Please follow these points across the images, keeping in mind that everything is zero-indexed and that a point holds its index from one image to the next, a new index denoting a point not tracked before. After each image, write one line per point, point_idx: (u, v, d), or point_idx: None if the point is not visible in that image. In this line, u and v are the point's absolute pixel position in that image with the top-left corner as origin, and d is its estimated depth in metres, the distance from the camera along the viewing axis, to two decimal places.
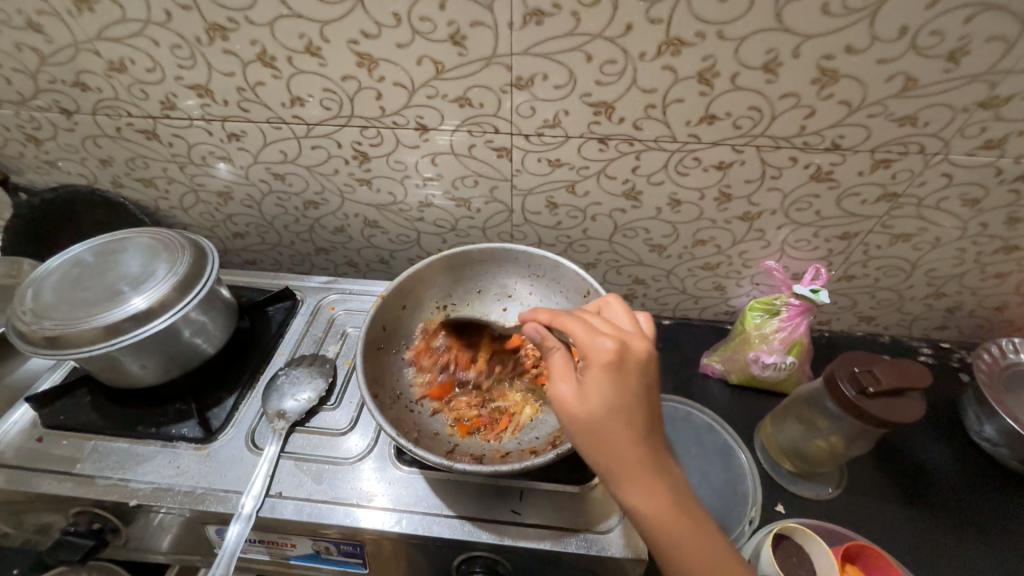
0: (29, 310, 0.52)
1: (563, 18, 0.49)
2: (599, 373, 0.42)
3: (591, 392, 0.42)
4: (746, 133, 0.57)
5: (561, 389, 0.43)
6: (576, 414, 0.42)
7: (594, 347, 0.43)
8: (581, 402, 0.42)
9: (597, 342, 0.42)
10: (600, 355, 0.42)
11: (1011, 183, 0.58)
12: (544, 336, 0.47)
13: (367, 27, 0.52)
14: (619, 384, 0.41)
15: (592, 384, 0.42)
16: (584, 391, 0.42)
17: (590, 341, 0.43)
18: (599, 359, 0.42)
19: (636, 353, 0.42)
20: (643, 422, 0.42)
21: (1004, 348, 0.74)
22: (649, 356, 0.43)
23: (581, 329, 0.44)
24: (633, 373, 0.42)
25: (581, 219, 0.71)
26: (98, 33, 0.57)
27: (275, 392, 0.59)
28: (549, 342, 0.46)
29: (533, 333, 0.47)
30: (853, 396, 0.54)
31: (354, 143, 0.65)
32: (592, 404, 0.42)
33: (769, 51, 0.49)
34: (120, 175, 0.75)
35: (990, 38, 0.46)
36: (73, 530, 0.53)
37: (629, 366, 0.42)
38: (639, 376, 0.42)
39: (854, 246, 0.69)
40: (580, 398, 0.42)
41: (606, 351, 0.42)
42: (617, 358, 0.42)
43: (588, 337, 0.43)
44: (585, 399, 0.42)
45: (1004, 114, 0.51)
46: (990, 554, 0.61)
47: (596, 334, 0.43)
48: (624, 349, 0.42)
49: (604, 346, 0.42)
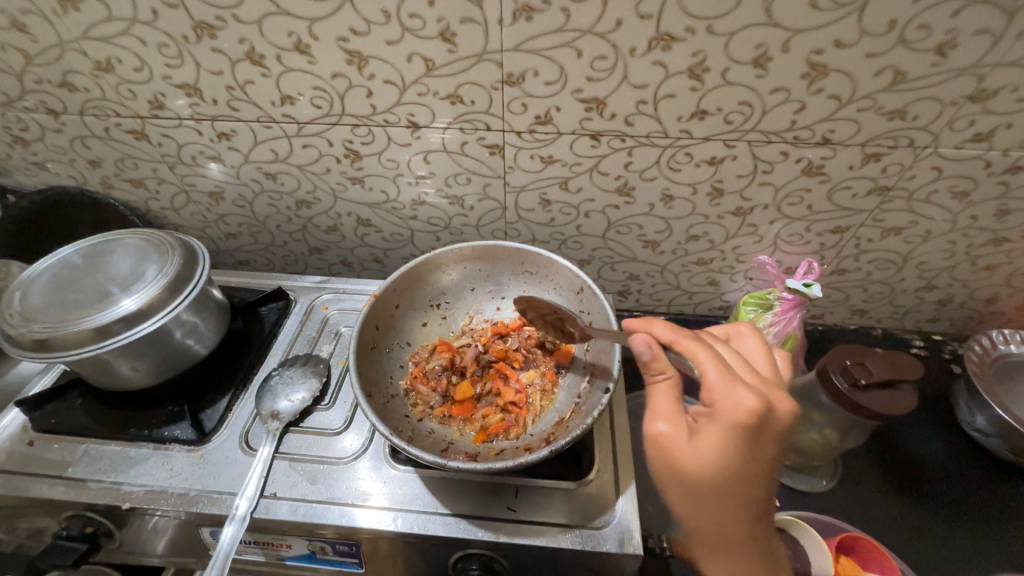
0: (17, 313, 0.52)
1: (553, 14, 0.49)
2: (722, 429, 0.39)
3: (706, 444, 0.40)
4: (736, 128, 0.57)
5: (663, 427, 0.41)
6: (680, 460, 0.40)
7: (725, 399, 0.40)
8: (690, 451, 0.40)
9: (734, 396, 0.39)
10: (731, 411, 0.39)
11: (1001, 175, 0.58)
12: (655, 355, 0.43)
13: (356, 25, 0.52)
14: (739, 446, 0.39)
15: (709, 440, 0.40)
16: (697, 442, 0.40)
17: (723, 393, 0.40)
18: (731, 417, 0.39)
19: (770, 414, 0.40)
20: (748, 489, 0.41)
21: (995, 339, 0.74)
22: (780, 419, 0.41)
23: (714, 375, 0.41)
24: (761, 436, 0.40)
25: (574, 215, 0.71)
26: (84, 32, 0.56)
27: (268, 392, 0.59)
28: (660, 366, 0.43)
29: (643, 349, 0.43)
30: (845, 388, 0.54)
31: (345, 142, 0.64)
32: (703, 458, 0.40)
33: (758, 46, 0.49)
34: (109, 176, 0.74)
35: (977, 31, 0.46)
36: (65, 535, 0.52)
37: (759, 429, 0.39)
38: (770, 443, 0.40)
39: (846, 239, 0.69)
40: (690, 447, 0.40)
41: (742, 409, 0.39)
42: (750, 419, 0.39)
43: (721, 386, 0.40)
44: (697, 449, 0.40)
45: (992, 107, 0.52)
46: (983, 545, 0.61)
47: (735, 387, 0.40)
48: (761, 411, 0.39)
49: (740, 403, 0.39)
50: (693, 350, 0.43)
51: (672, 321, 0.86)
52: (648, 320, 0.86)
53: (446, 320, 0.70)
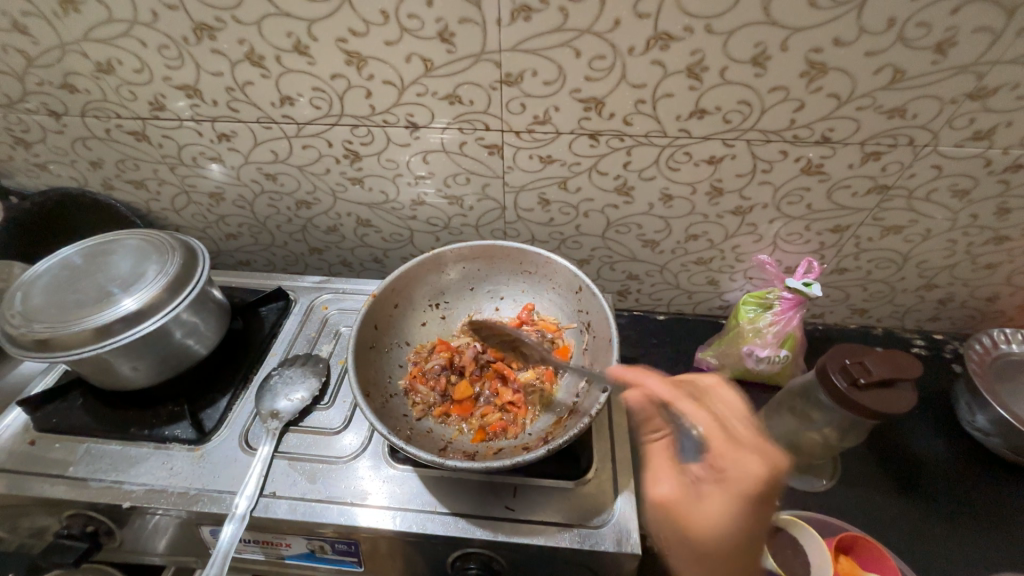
0: (18, 313, 0.52)
1: (551, 14, 0.49)
2: (724, 496, 0.43)
3: (710, 509, 0.43)
4: (735, 127, 0.57)
5: (664, 489, 0.46)
6: (684, 523, 0.44)
7: (733, 469, 0.44)
8: (693, 514, 0.44)
9: (734, 460, 0.44)
10: (735, 476, 0.43)
11: (1001, 174, 0.58)
12: (662, 433, 0.46)
13: (355, 25, 0.52)
14: (739, 509, 0.43)
15: (709, 503, 0.44)
16: (700, 506, 0.44)
17: (725, 455, 0.44)
18: (732, 484, 0.43)
19: (770, 480, 0.43)
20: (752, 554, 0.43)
21: (996, 338, 0.74)
22: (778, 484, 0.43)
23: (711, 441, 0.45)
24: (755, 500, 0.43)
25: (573, 215, 0.71)
26: (85, 33, 0.56)
27: (268, 392, 0.59)
28: (657, 435, 0.47)
29: (642, 417, 0.47)
30: (844, 387, 0.54)
31: (344, 142, 0.64)
32: (708, 522, 0.43)
33: (757, 45, 0.49)
34: (111, 177, 0.75)
35: (976, 29, 0.46)
36: (66, 533, 0.53)
37: (754, 493, 0.43)
38: (767, 510, 0.43)
39: (846, 239, 0.69)
40: (694, 511, 0.44)
41: (744, 474, 0.43)
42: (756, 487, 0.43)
43: (725, 450, 0.45)
44: (701, 514, 0.44)
45: (992, 105, 0.51)
46: (984, 545, 0.61)
47: (740, 458, 0.44)
48: (755, 476, 0.43)
49: (741, 468, 0.43)
50: (690, 412, 0.47)
51: (672, 320, 0.86)
52: (648, 319, 0.86)
53: (445, 319, 0.70)
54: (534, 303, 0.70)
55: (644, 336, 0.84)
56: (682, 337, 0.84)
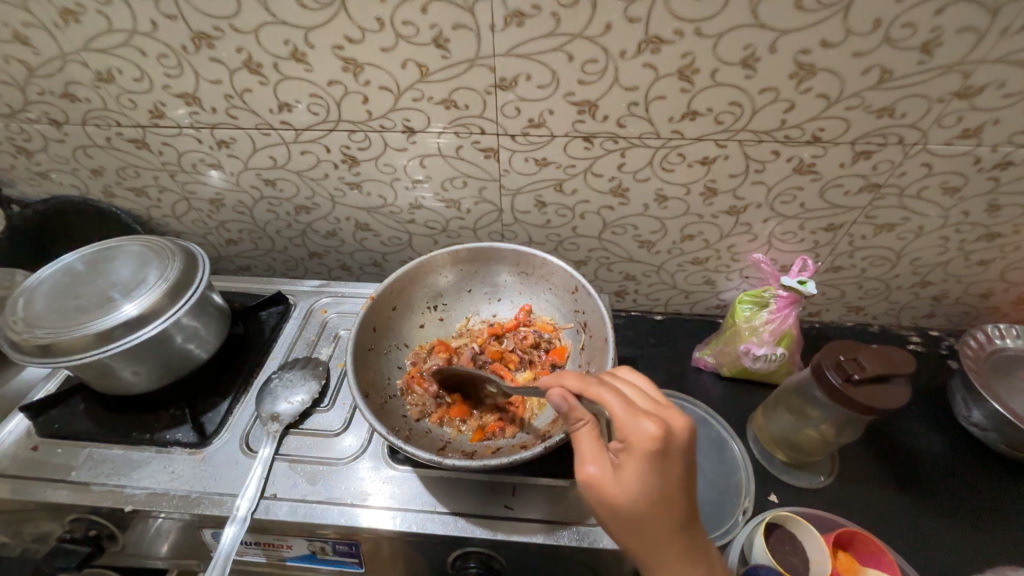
0: (21, 319, 0.52)
1: (543, 19, 0.50)
2: (637, 463, 0.37)
3: (629, 481, 0.38)
4: (727, 128, 0.58)
5: (592, 470, 0.40)
6: (612, 500, 0.39)
7: (632, 428, 0.38)
8: (617, 489, 0.38)
9: (636, 426, 0.37)
10: (638, 442, 0.37)
11: (990, 171, 0.59)
12: (572, 407, 0.41)
13: (351, 32, 0.53)
14: (660, 474, 0.37)
15: (628, 472, 0.38)
16: (620, 478, 0.38)
17: (627, 424, 0.38)
18: (641, 447, 0.37)
19: (674, 439, 0.37)
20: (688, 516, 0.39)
21: (990, 334, 0.75)
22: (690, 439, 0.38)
23: (616, 406, 0.39)
24: (676, 460, 0.38)
25: (570, 217, 0.71)
26: (85, 44, 0.57)
27: (268, 395, 0.60)
28: (578, 414, 0.42)
29: (559, 402, 0.42)
30: (839, 384, 0.54)
31: (342, 148, 0.65)
32: (629, 493, 0.38)
33: (746, 47, 0.50)
34: (112, 185, 0.75)
35: (961, 29, 0.47)
36: (69, 538, 0.53)
37: (671, 453, 0.37)
38: (682, 467, 0.37)
39: (840, 237, 0.70)
40: (617, 485, 0.38)
41: (647, 438, 0.37)
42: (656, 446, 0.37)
43: (625, 418, 0.38)
44: (623, 486, 0.38)
45: (980, 104, 0.52)
46: (983, 540, 0.61)
47: (634, 414, 0.38)
48: (667, 435, 0.37)
49: (644, 431, 0.37)
50: (597, 391, 0.40)
51: (670, 321, 0.87)
52: (646, 320, 0.87)
53: (444, 321, 0.71)
54: (531, 304, 0.70)
55: (642, 337, 0.84)
56: (680, 337, 0.84)
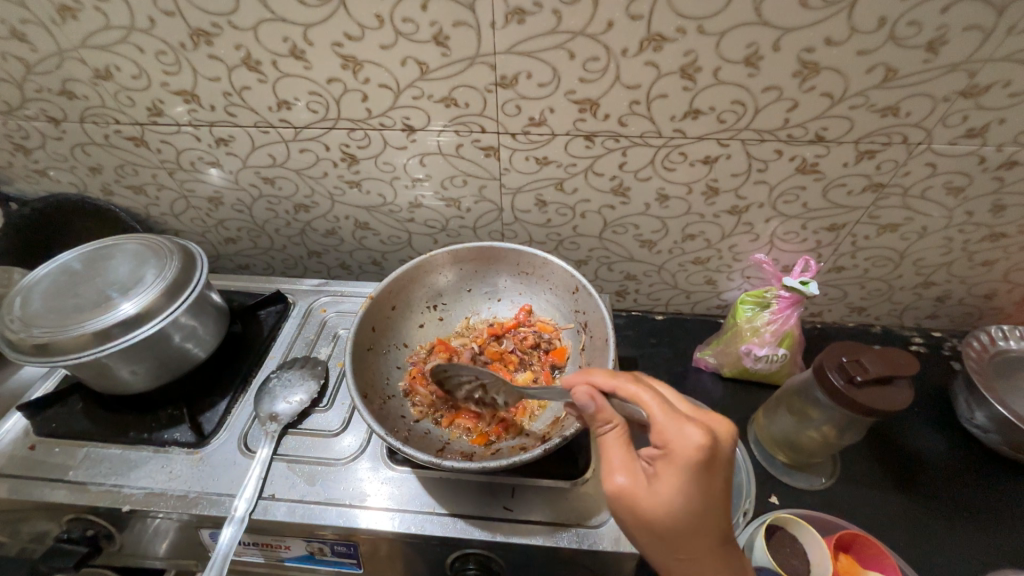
0: (17, 318, 0.52)
1: (544, 17, 0.49)
2: (679, 471, 0.37)
3: (667, 491, 0.38)
4: (730, 127, 0.57)
5: (622, 479, 0.39)
6: (644, 511, 0.38)
7: (676, 436, 0.37)
8: (652, 499, 0.38)
9: (680, 433, 0.37)
10: (682, 452, 0.37)
11: (995, 171, 0.58)
12: (601, 408, 0.41)
13: (350, 29, 0.52)
14: (702, 484, 0.37)
15: (667, 480, 0.37)
16: (658, 488, 0.38)
17: (670, 430, 0.37)
18: (685, 455, 0.36)
19: (718, 447, 0.37)
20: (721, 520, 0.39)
21: (993, 335, 0.74)
22: (730, 445, 0.38)
23: (657, 411, 0.38)
24: (718, 470, 0.37)
25: (570, 216, 0.71)
26: (83, 40, 0.57)
27: (267, 395, 0.59)
28: (607, 417, 0.41)
29: (586, 402, 0.41)
30: (841, 385, 0.54)
31: (341, 146, 0.65)
32: (667, 504, 0.38)
33: (749, 45, 0.49)
34: (110, 183, 0.75)
35: (966, 27, 0.46)
36: (66, 538, 0.53)
37: (713, 463, 0.37)
38: (721, 475, 0.37)
39: (842, 237, 0.69)
40: (653, 495, 0.38)
41: (691, 448, 0.36)
42: (702, 455, 0.37)
43: (667, 424, 0.38)
44: (659, 495, 0.38)
45: (985, 103, 0.52)
46: (985, 543, 0.61)
47: (679, 421, 0.37)
48: (712, 445, 0.37)
49: (688, 440, 0.36)
50: (633, 392, 0.40)
51: (671, 321, 0.86)
52: (647, 320, 0.86)
53: (443, 321, 0.70)
54: (532, 305, 0.70)
55: (642, 336, 0.84)
56: (681, 337, 0.84)
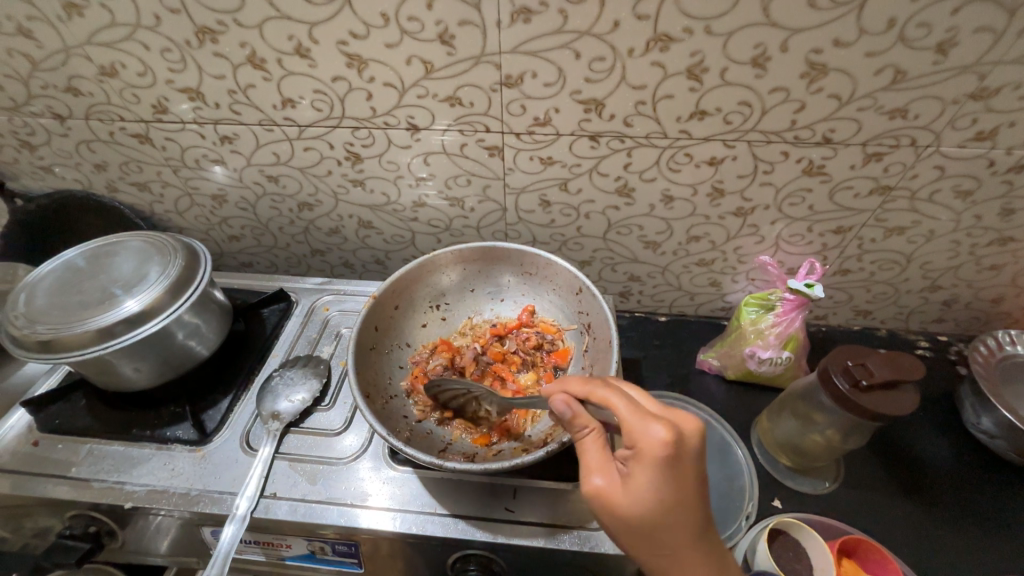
0: (21, 315, 0.52)
1: (550, 16, 0.49)
2: (647, 469, 0.37)
3: (639, 491, 0.37)
4: (736, 128, 0.57)
5: (599, 481, 0.39)
6: (620, 512, 0.38)
7: (641, 434, 0.37)
8: (626, 500, 0.38)
9: (644, 430, 0.37)
10: (649, 449, 0.36)
11: (1005, 174, 0.58)
12: (574, 413, 0.41)
13: (355, 28, 0.52)
14: (672, 481, 0.37)
15: (638, 479, 0.37)
16: (630, 488, 0.37)
17: (635, 429, 0.37)
18: (651, 453, 0.36)
19: (684, 442, 0.37)
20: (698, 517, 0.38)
21: (1001, 340, 0.74)
22: (699, 440, 0.38)
23: (624, 410, 0.38)
24: (688, 466, 0.37)
25: (574, 216, 0.71)
26: (88, 37, 0.57)
27: (269, 393, 0.59)
28: (583, 421, 0.41)
29: (560, 409, 0.41)
30: (846, 389, 0.54)
31: (345, 144, 0.65)
32: (639, 503, 0.37)
33: (757, 46, 0.49)
34: (115, 180, 0.75)
35: (978, 29, 0.46)
36: (69, 533, 0.53)
37: (681, 459, 0.37)
38: (692, 471, 0.37)
39: (848, 240, 0.69)
40: (627, 495, 0.38)
41: (656, 444, 0.36)
42: (667, 451, 0.36)
43: (633, 423, 0.37)
44: (632, 495, 0.37)
45: (995, 105, 0.51)
46: (991, 550, 0.60)
47: (643, 420, 0.37)
48: (678, 440, 0.36)
49: (653, 436, 0.36)
50: (602, 395, 0.40)
51: (675, 322, 0.86)
52: (650, 321, 0.86)
53: (446, 320, 0.70)
54: (535, 305, 0.70)
55: (646, 338, 0.83)
56: (684, 339, 0.83)
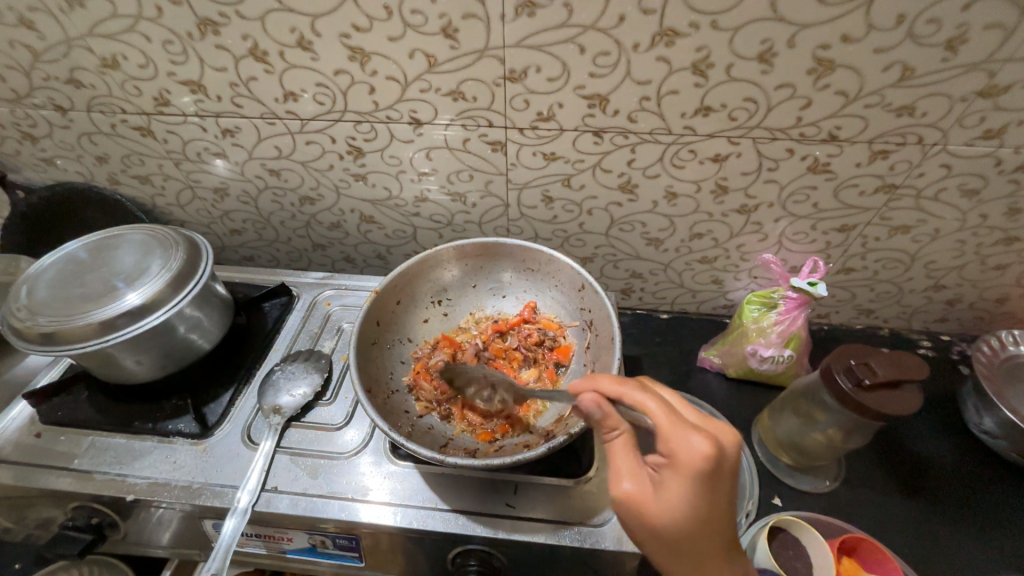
0: (24, 307, 0.52)
1: (554, 10, 0.49)
2: (684, 480, 0.36)
3: (674, 501, 0.37)
4: (741, 125, 0.56)
5: (629, 486, 0.39)
6: (651, 519, 0.38)
7: (680, 444, 0.36)
8: (660, 509, 0.38)
9: (684, 442, 0.36)
10: (687, 460, 0.36)
11: (1012, 173, 0.57)
12: (607, 414, 0.41)
13: (358, 21, 0.52)
14: (708, 494, 0.37)
15: (674, 489, 0.37)
16: (664, 496, 0.37)
17: (674, 437, 0.37)
18: (689, 464, 0.36)
19: (724, 455, 0.37)
20: (726, 529, 0.38)
21: (1004, 340, 0.73)
22: (735, 453, 0.37)
23: (662, 418, 0.38)
24: (725, 478, 0.37)
25: (577, 213, 0.70)
26: (90, 29, 0.57)
27: (270, 387, 0.59)
28: (614, 422, 0.41)
29: (593, 409, 0.41)
30: (849, 388, 0.53)
31: (348, 138, 0.64)
32: (673, 514, 0.37)
33: (763, 41, 0.49)
34: (117, 172, 0.75)
35: (988, 25, 0.45)
36: (71, 525, 0.53)
37: (719, 473, 0.36)
38: (727, 485, 0.37)
39: (852, 238, 0.68)
40: (660, 503, 0.37)
41: (696, 457, 0.36)
42: (707, 464, 0.36)
43: (672, 432, 0.37)
44: (666, 504, 0.37)
45: (1004, 103, 0.51)
46: (990, 549, 0.61)
47: (683, 429, 0.37)
48: (718, 455, 0.36)
49: (693, 448, 0.36)
50: (638, 399, 0.39)
51: (676, 320, 0.86)
52: (652, 318, 0.86)
53: (448, 316, 0.70)
54: (537, 302, 0.70)
55: (647, 335, 0.83)
56: (686, 337, 0.83)
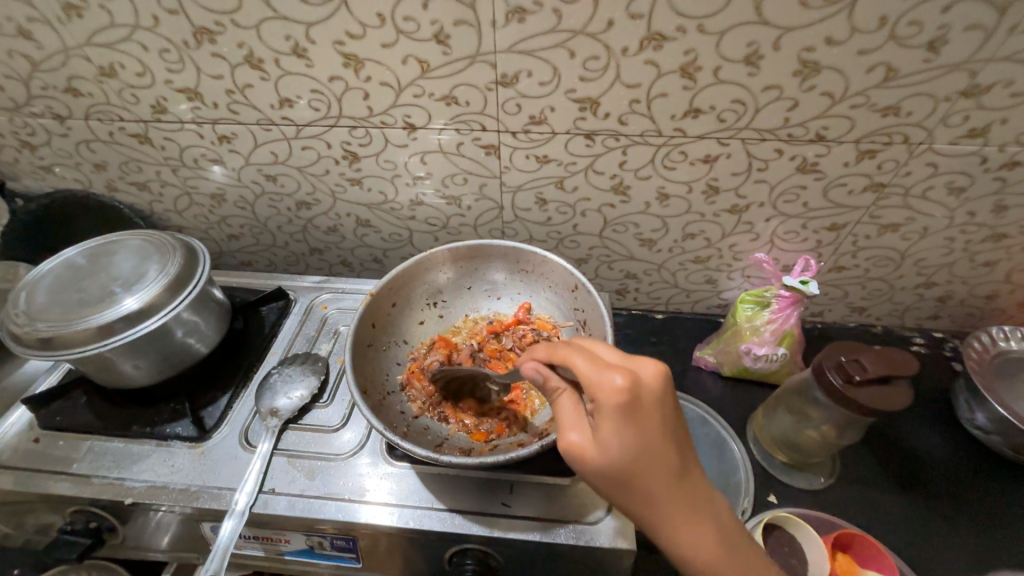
0: (22, 313, 0.53)
1: (545, 15, 0.50)
2: (612, 418, 0.37)
3: (610, 440, 0.38)
4: (730, 126, 0.57)
5: (574, 437, 0.40)
6: (595, 466, 0.38)
7: (602, 384, 0.38)
8: (600, 453, 0.38)
9: (604, 380, 0.38)
10: (609, 398, 0.37)
11: (997, 171, 0.58)
12: (545, 376, 0.43)
13: (352, 28, 0.53)
14: (640, 428, 0.37)
15: (607, 431, 0.38)
16: (602, 441, 0.38)
17: (595, 380, 0.38)
18: (610, 400, 0.37)
19: (645, 387, 0.38)
20: (672, 462, 0.38)
21: (995, 336, 0.74)
22: (656, 385, 0.39)
23: (583, 364, 0.40)
24: (651, 411, 0.38)
25: (571, 215, 0.71)
26: (88, 38, 0.57)
27: (268, 390, 0.60)
28: (553, 383, 0.43)
29: (532, 373, 0.43)
30: (840, 385, 0.54)
31: (343, 143, 0.65)
32: (612, 455, 0.38)
33: (749, 44, 0.49)
34: (115, 179, 0.76)
35: (968, 26, 0.46)
36: (70, 529, 0.54)
37: (644, 405, 0.38)
38: (655, 416, 0.38)
39: (843, 237, 0.69)
40: (599, 449, 0.38)
41: (617, 393, 0.37)
42: (627, 397, 0.37)
43: (593, 375, 0.39)
44: (604, 448, 0.38)
45: (987, 102, 0.52)
46: (982, 543, 0.61)
47: (603, 369, 0.39)
48: (636, 386, 0.38)
49: (612, 384, 0.38)
50: (564, 355, 0.41)
51: (672, 320, 0.86)
52: (647, 319, 0.86)
53: (443, 318, 0.71)
54: (531, 303, 0.70)
55: (643, 335, 0.84)
56: (680, 336, 0.84)
